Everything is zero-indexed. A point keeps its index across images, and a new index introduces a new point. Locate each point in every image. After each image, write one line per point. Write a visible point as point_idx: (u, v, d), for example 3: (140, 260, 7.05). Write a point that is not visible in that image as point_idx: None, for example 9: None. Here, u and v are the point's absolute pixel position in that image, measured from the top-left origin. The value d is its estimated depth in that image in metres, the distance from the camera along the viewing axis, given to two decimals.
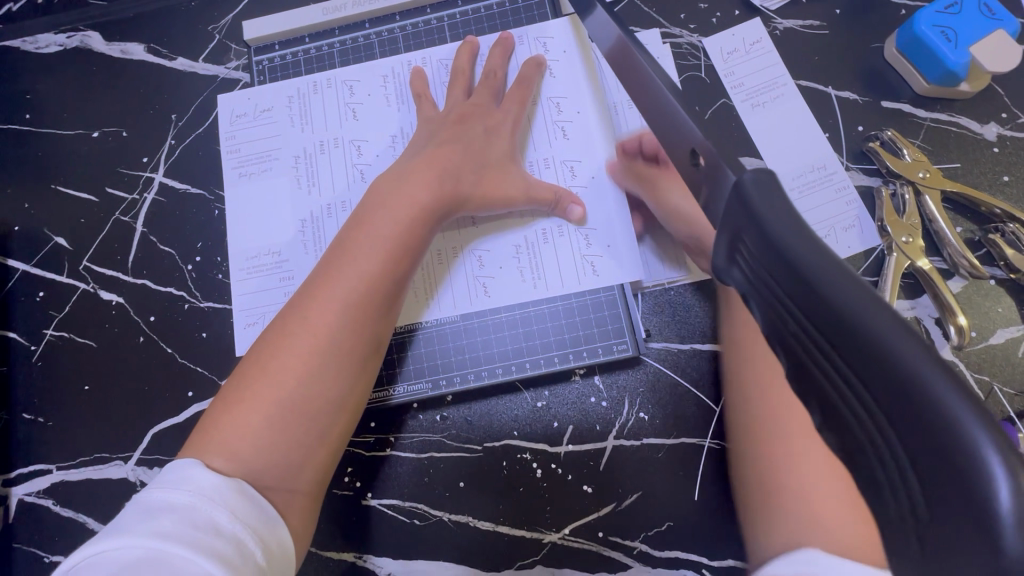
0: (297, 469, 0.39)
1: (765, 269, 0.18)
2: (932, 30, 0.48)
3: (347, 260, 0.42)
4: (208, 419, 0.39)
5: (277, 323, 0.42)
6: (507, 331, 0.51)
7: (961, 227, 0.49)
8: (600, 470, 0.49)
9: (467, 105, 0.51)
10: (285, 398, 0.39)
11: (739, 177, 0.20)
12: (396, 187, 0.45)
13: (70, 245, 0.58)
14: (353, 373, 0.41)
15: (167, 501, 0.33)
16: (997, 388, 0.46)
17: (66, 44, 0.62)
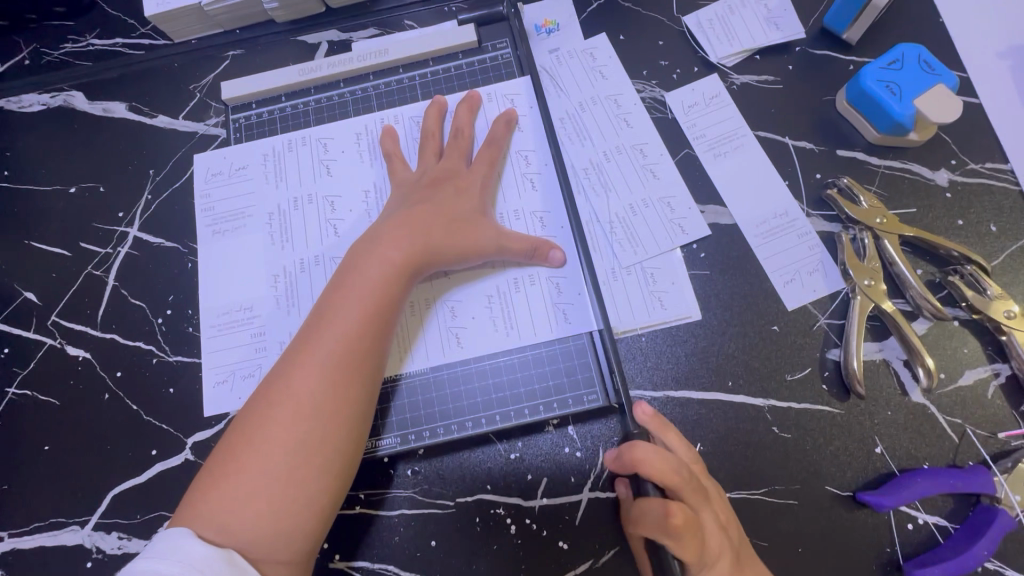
0: (289, 539, 0.38)
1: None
2: (877, 84, 0.51)
3: (327, 323, 0.43)
4: (194, 496, 0.38)
5: (260, 389, 0.42)
6: (485, 382, 0.50)
7: (922, 270, 0.50)
8: (576, 525, 0.47)
9: (439, 168, 0.52)
10: (270, 468, 0.38)
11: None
12: (371, 245, 0.47)
13: (40, 300, 0.58)
14: (340, 436, 0.40)
15: (155, 572, 0.33)
16: (970, 430, 0.46)
17: (49, 103, 0.64)
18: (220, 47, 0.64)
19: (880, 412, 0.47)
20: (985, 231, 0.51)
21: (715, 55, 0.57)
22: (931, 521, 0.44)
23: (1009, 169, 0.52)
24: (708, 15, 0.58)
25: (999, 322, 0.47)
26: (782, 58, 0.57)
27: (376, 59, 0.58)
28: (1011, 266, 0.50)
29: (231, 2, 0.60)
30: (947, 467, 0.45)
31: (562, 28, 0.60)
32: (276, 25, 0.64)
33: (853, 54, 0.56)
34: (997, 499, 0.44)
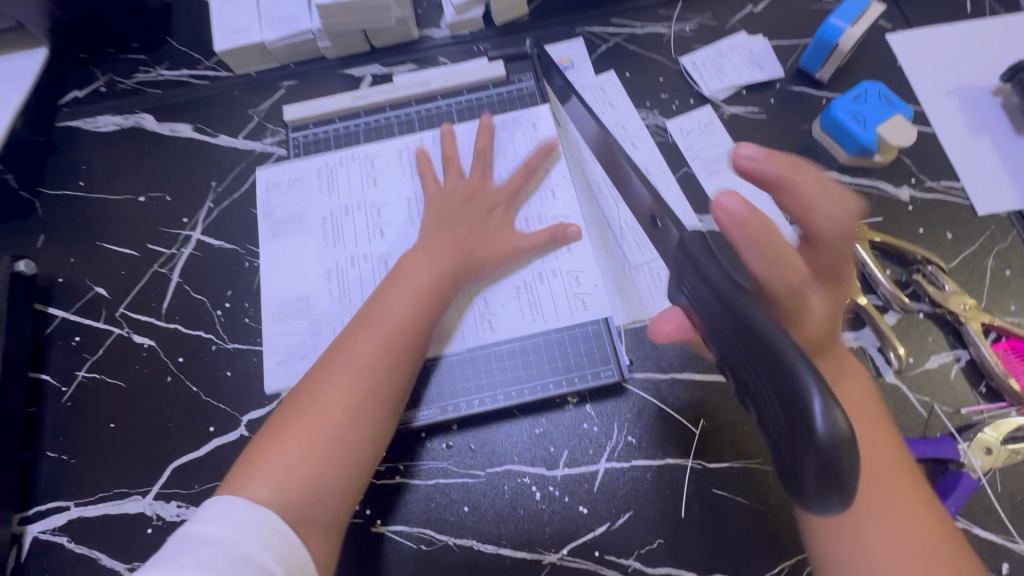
0: (330, 498, 0.43)
1: (706, 297, 0.29)
2: (845, 114, 0.60)
3: (382, 313, 0.50)
4: (253, 451, 0.44)
5: (318, 365, 0.48)
6: (510, 366, 0.57)
7: (891, 270, 0.58)
8: (594, 491, 0.53)
9: (466, 186, 0.60)
10: (327, 431, 0.44)
11: (685, 238, 0.31)
12: (419, 251, 0.55)
13: (109, 294, 0.64)
14: (388, 410, 0.47)
15: (207, 534, 0.37)
16: (937, 407, 0.53)
17: (121, 124, 0.73)
18: (277, 77, 0.73)
19: None
20: (943, 238, 0.59)
21: (708, 89, 0.67)
22: None
23: (960, 187, 0.61)
24: (701, 57, 0.68)
25: (956, 313, 0.54)
26: (765, 93, 0.66)
27: (418, 88, 0.68)
28: (965, 268, 0.58)
29: (290, 41, 0.70)
30: (918, 438, 0.51)
31: (576, 66, 0.69)
32: (326, 60, 0.74)
33: (825, 90, 0.66)
34: (962, 465, 0.50)
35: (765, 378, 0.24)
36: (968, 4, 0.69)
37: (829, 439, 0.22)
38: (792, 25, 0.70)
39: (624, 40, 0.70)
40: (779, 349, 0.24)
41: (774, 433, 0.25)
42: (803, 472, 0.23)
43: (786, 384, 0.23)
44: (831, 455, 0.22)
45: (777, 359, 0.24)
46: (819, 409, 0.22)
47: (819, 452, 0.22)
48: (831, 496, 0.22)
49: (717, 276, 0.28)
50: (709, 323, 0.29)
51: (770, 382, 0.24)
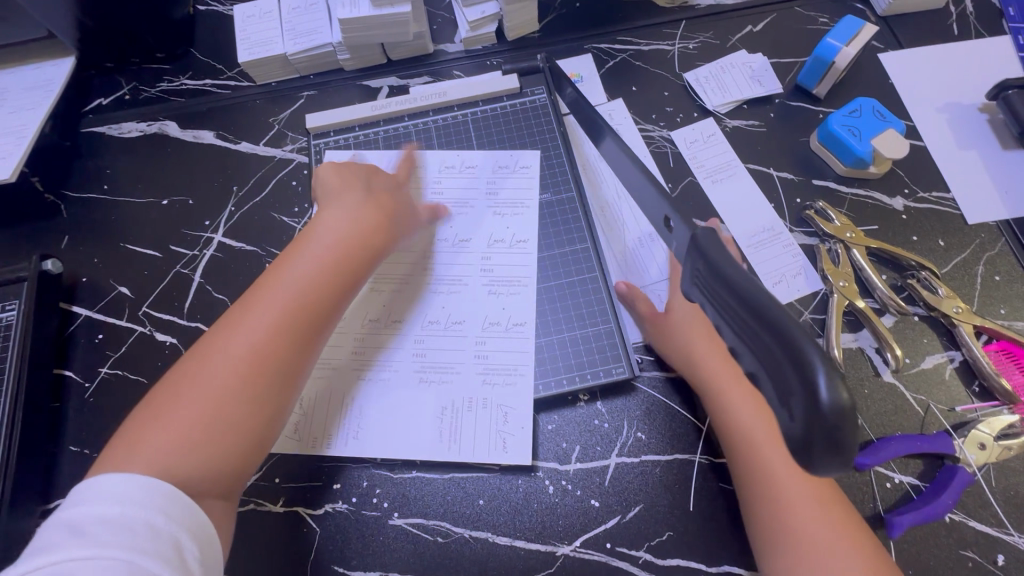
0: (217, 461, 0.43)
1: (715, 285, 0.29)
2: (841, 127, 0.64)
3: (285, 278, 0.49)
4: (143, 414, 0.43)
5: (209, 337, 0.47)
6: (506, 356, 0.58)
7: (886, 275, 0.61)
8: (605, 485, 0.55)
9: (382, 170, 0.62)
10: (219, 405, 0.43)
11: (695, 232, 0.32)
12: (335, 219, 0.54)
13: (132, 294, 0.66)
14: (287, 380, 0.47)
15: (97, 513, 0.37)
16: (933, 406, 0.55)
17: (145, 130, 0.75)
18: (296, 87, 0.76)
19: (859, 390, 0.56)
20: (935, 246, 0.62)
21: (711, 103, 0.70)
22: (905, 480, 0.53)
23: (951, 198, 0.64)
24: (704, 73, 0.72)
25: (949, 316, 0.57)
26: (766, 107, 0.70)
27: (436, 99, 0.71)
28: (957, 274, 0.61)
29: (311, 53, 0.73)
30: (915, 434, 0.53)
31: (585, 80, 0.73)
32: (345, 72, 0.76)
33: (822, 105, 0.70)
34: (958, 460, 0.52)
35: (774, 362, 0.25)
36: (956, 26, 0.73)
37: (832, 412, 0.22)
38: (790, 45, 0.74)
39: (630, 57, 0.74)
40: (790, 333, 0.24)
41: (778, 412, 0.25)
42: (810, 444, 0.23)
43: (798, 366, 0.23)
44: (833, 424, 0.22)
45: (787, 341, 0.24)
46: (823, 383, 0.23)
47: (824, 424, 0.23)
48: (832, 464, 0.23)
49: (731, 265, 0.28)
50: (717, 312, 0.29)
51: (782, 363, 0.24)
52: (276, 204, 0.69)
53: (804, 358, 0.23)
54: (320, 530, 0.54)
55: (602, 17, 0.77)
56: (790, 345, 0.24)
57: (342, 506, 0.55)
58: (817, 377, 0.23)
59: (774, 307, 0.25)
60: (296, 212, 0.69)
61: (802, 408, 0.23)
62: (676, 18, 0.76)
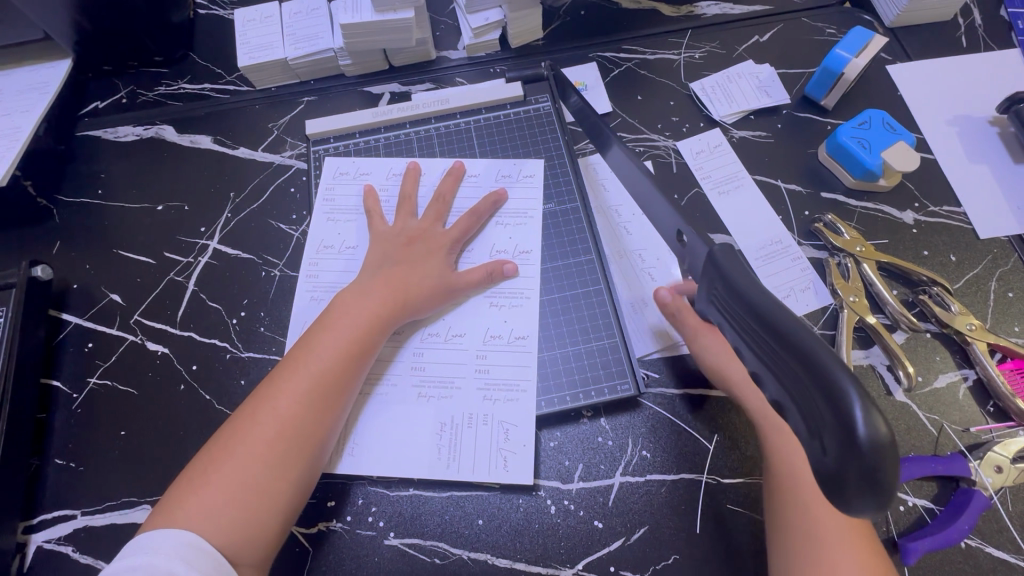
0: (250, 544, 0.44)
1: (735, 307, 0.28)
2: (850, 139, 0.63)
3: (310, 357, 0.51)
4: (177, 496, 0.45)
5: (243, 409, 0.49)
6: (509, 371, 0.57)
7: (897, 291, 0.59)
8: (609, 505, 0.53)
9: (415, 228, 0.61)
10: (248, 480, 0.45)
11: (711, 250, 0.30)
12: (358, 290, 0.56)
13: (124, 301, 0.64)
14: (312, 454, 0.48)
15: (130, 564, 0.40)
16: (947, 426, 0.54)
17: (142, 134, 0.74)
18: (297, 93, 0.75)
19: None
20: (947, 261, 0.61)
21: (718, 113, 0.69)
22: (919, 503, 0.51)
23: (962, 212, 0.63)
24: (710, 83, 0.71)
25: (963, 333, 0.55)
26: (773, 118, 0.69)
27: (438, 106, 0.69)
28: (969, 289, 0.59)
29: (312, 58, 0.72)
30: (929, 456, 0.52)
31: (590, 89, 0.71)
32: (346, 78, 0.75)
33: (830, 117, 0.69)
34: (974, 483, 0.51)
35: (804, 392, 0.23)
36: (964, 39, 0.73)
37: (870, 447, 0.21)
38: (797, 55, 0.73)
39: (635, 66, 0.73)
40: (820, 362, 0.23)
41: (808, 444, 0.24)
42: (842, 480, 0.22)
43: (829, 396, 0.22)
44: (870, 461, 0.21)
45: (817, 369, 0.23)
46: (859, 415, 0.21)
47: (859, 460, 0.21)
48: (869, 501, 0.22)
49: (754, 287, 0.27)
50: (738, 335, 0.28)
51: (812, 393, 0.23)
52: (273, 211, 0.68)
53: (839, 390, 0.22)
54: (314, 550, 0.52)
55: (607, 25, 0.76)
56: (823, 374, 0.23)
57: (336, 525, 0.53)
58: (853, 410, 0.21)
59: (801, 334, 0.24)
60: (294, 219, 0.67)
61: (835, 443, 0.22)
62: (681, 28, 0.75)
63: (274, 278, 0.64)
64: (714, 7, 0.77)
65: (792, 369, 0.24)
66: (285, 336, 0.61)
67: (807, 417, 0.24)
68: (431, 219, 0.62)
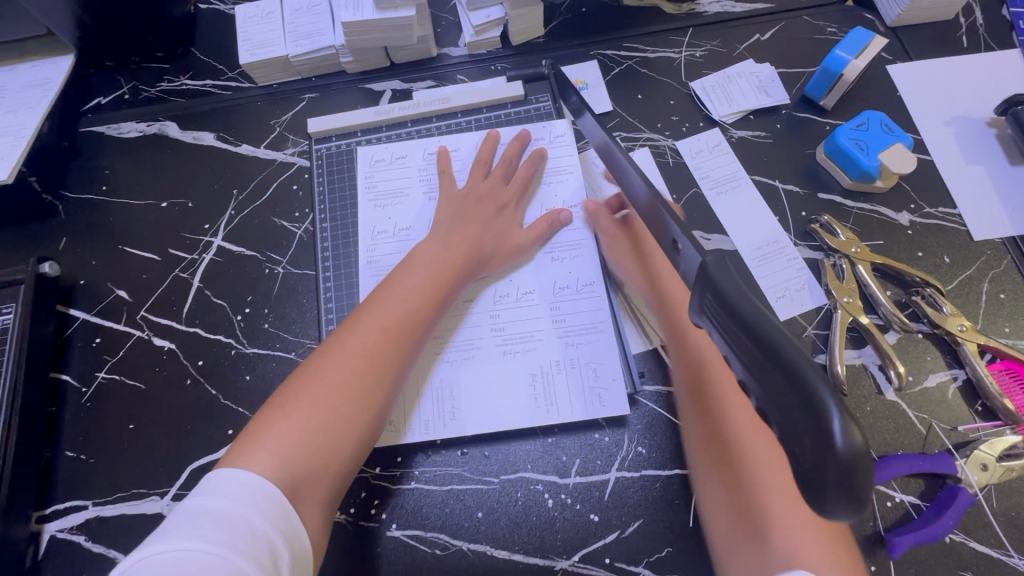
0: (325, 469, 0.47)
1: (723, 314, 0.29)
2: (848, 141, 0.63)
3: (391, 302, 0.55)
4: (259, 420, 0.48)
5: (325, 347, 0.53)
6: (584, 317, 0.61)
7: (891, 291, 0.60)
8: (605, 500, 0.54)
9: (483, 188, 0.64)
10: (333, 408, 0.49)
11: (704, 259, 0.31)
12: (436, 246, 0.59)
13: (130, 297, 0.65)
14: (389, 391, 0.52)
15: (207, 507, 0.40)
16: (935, 424, 0.55)
17: (145, 130, 0.74)
18: (299, 90, 0.75)
19: (861, 408, 0.56)
20: (940, 262, 0.61)
21: (717, 113, 0.69)
22: (906, 500, 0.52)
23: (957, 214, 0.63)
24: (710, 82, 0.71)
25: (954, 334, 0.57)
26: (771, 118, 0.69)
27: (439, 105, 0.70)
28: (962, 291, 0.60)
29: (314, 55, 0.72)
30: (917, 453, 0.53)
31: (590, 87, 0.72)
32: (347, 75, 0.76)
33: (829, 117, 0.69)
34: (960, 480, 0.52)
35: (785, 402, 0.25)
36: (965, 39, 0.73)
37: (847, 455, 0.22)
38: (798, 54, 0.73)
39: (636, 64, 0.73)
40: (797, 368, 0.24)
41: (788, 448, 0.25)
42: (822, 483, 0.23)
43: (808, 405, 0.23)
44: (846, 466, 0.22)
45: (796, 378, 0.24)
46: (835, 425, 0.23)
47: (836, 468, 0.22)
48: (844, 507, 0.23)
49: (740, 297, 0.28)
50: (726, 341, 0.29)
51: (793, 403, 0.24)
52: (276, 208, 0.69)
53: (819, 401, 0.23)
54: None
55: (607, 23, 0.76)
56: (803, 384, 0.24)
57: (340, 516, 0.54)
58: (831, 418, 0.23)
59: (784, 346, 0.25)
60: (297, 217, 0.68)
61: (813, 448, 0.23)
62: (682, 26, 0.75)
63: (277, 275, 0.65)
64: (716, 4, 0.76)
65: (774, 377, 0.25)
66: (289, 332, 0.63)
67: (788, 426, 0.25)
68: (447, 204, 0.63)
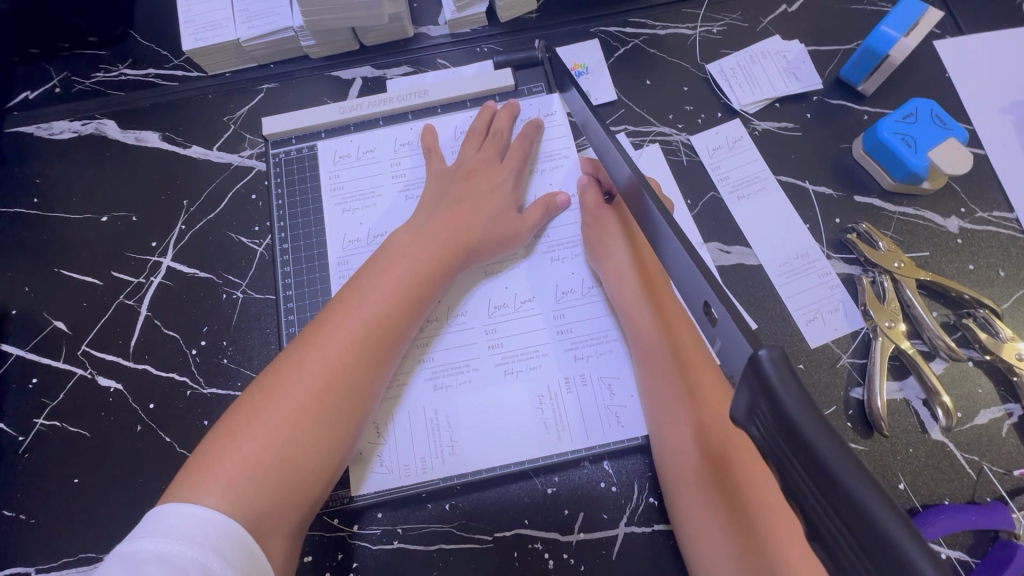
0: (286, 512, 0.40)
1: (783, 441, 0.23)
2: (893, 136, 0.54)
3: (360, 300, 0.46)
4: (205, 454, 0.40)
5: (282, 358, 0.44)
6: (592, 326, 0.53)
7: (937, 311, 0.53)
8: (613, 560, 0.48)
9: (472, 163, 0.56)
10: (291, 436, 0.41)
11: (756, 354, 0.25)
12: (413, 235, 0.50)
13: (70, 329, 0.57)
14: (360, 410, 0.44)
15: (155, 551, 0.34)
16: (986, 467, 0.48)
17: (80, 131, 0.65)
18: (255, 79, 0.65)
19: (903, 450, 0.49)
20: (994, 276, 0.54)
21: (738, 102, 0.60)
22: (953, 555, 0.46)
23: (1013, 218, 0.55)
24: (730, 64, 0.61)
25: (1011, 363, 0.49)
26: (801, 106, 0.60)
27: (416, 99, 0.61)
28: (1018, 310, 0.53)
29: (269, 39, 0.61)
30: (967, 504, 0.47)
31: (591, 72, 0.62)
32: (310, 61, 0.66)
33: (867, 104, 0.60)
34: (1015, 534, 0.46)
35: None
36: None
37: None
38: (831, 29, 0.63)
39: (644, 42, 0.63)
40: (898, 544, 0.20)
41: None
42: None
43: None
44: None
45: (898, 558, 0.20)
46: None
47: None
48: None
49: (824, 441, 0.22)
50: (782, 470, 0.24)
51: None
52: (232, 221, 0.60)
53: None
54: None
55: None
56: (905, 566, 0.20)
57: None
58: None
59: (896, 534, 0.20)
60: (257, 231, 0.59)
61: None
62: None
63: (236, 300, 0.57)
64: None
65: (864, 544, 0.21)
66: (251, 368, 0.55)
67: None
68: (431, 184, 0.56)
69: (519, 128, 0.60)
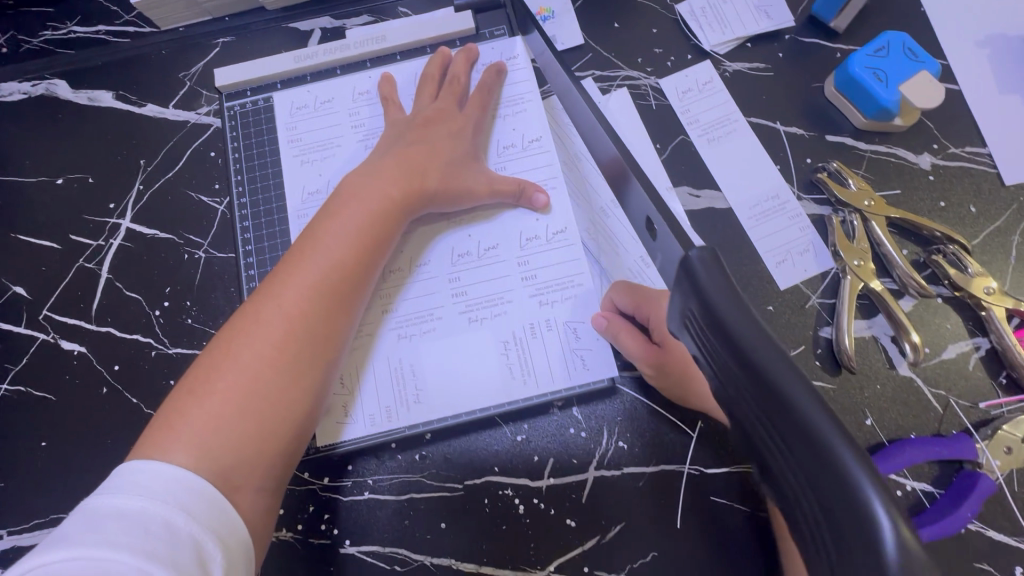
0: (260, 459, 0.40)
1: (716, 344, 0.23)
2: (865, 71, 0.53)
3: (315, 248, 0.45)
4: (169, 411, 0.39)
5: (241, 311, 0.43)
6: (557, 271, 0.53)
7: (907, 250, 0.52)
8: (582, 503, 0.48)
9: (431, 111, 0.54)
10: (258, 385, 0.40)
11: (687, 254, 0.25)
12: (371, 183, 0.49)
13: (30, 294, 0.56)
14: (327, 355, 0.44)
15: (116, 505, 0.34)
16: (954, 401, 0.49)
17: (30, 91, 0.62)
18: (210, 33, 0.63)
19: (871, 387, 0.49)
20: (966, 212, 0.53)
21: (708, 42, 0.58)
22: (918, 487, 0.47)
23: (987, 153, 0.54)
24: (700, 3, 0.59)
25: (979, 298, 0.49)
26: (773, 45, 0.58)
27: (373, 45, 0.59)
28: (989, 246, 0.52)
29: None
30: (932, 437, 0.47)
31: (557, 16, 0.60)
32: (267, 12, 0.63)
33: (840, 42, 0.58)
34: (979, 464, 0.46)
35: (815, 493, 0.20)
36: None
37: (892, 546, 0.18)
38: None
39: None
40: (819, 433, 0.20)
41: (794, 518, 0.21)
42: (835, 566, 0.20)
43: (848, 502, 0.19)
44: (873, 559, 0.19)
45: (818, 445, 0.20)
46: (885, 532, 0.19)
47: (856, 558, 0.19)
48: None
49: (754, 341, 0.22)
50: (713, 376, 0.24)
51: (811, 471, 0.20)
52: (192, 180, 0.58)
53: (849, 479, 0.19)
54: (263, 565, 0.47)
55: None
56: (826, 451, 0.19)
57: (288, 535, 0.48)
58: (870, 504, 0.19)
59: (816, 421, 0.20)
60: (217, 189, 0.58)
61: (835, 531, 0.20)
62: None
63: (198, 260, 0.56)
64: None
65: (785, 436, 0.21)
66: (216, 327, 0.54)
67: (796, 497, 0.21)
68: (389, 132, 0.54)
69: (479, 73, 0.58)
